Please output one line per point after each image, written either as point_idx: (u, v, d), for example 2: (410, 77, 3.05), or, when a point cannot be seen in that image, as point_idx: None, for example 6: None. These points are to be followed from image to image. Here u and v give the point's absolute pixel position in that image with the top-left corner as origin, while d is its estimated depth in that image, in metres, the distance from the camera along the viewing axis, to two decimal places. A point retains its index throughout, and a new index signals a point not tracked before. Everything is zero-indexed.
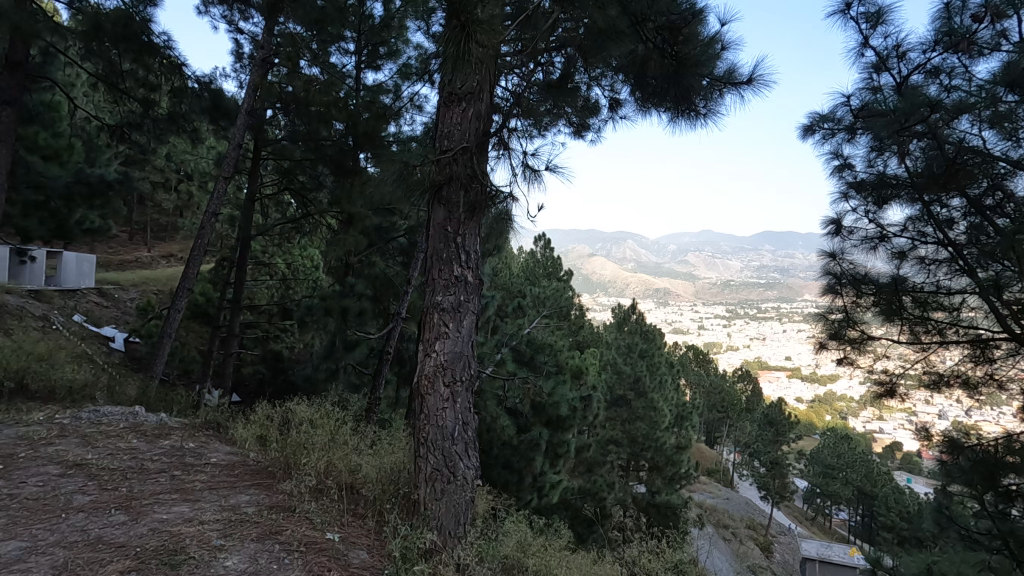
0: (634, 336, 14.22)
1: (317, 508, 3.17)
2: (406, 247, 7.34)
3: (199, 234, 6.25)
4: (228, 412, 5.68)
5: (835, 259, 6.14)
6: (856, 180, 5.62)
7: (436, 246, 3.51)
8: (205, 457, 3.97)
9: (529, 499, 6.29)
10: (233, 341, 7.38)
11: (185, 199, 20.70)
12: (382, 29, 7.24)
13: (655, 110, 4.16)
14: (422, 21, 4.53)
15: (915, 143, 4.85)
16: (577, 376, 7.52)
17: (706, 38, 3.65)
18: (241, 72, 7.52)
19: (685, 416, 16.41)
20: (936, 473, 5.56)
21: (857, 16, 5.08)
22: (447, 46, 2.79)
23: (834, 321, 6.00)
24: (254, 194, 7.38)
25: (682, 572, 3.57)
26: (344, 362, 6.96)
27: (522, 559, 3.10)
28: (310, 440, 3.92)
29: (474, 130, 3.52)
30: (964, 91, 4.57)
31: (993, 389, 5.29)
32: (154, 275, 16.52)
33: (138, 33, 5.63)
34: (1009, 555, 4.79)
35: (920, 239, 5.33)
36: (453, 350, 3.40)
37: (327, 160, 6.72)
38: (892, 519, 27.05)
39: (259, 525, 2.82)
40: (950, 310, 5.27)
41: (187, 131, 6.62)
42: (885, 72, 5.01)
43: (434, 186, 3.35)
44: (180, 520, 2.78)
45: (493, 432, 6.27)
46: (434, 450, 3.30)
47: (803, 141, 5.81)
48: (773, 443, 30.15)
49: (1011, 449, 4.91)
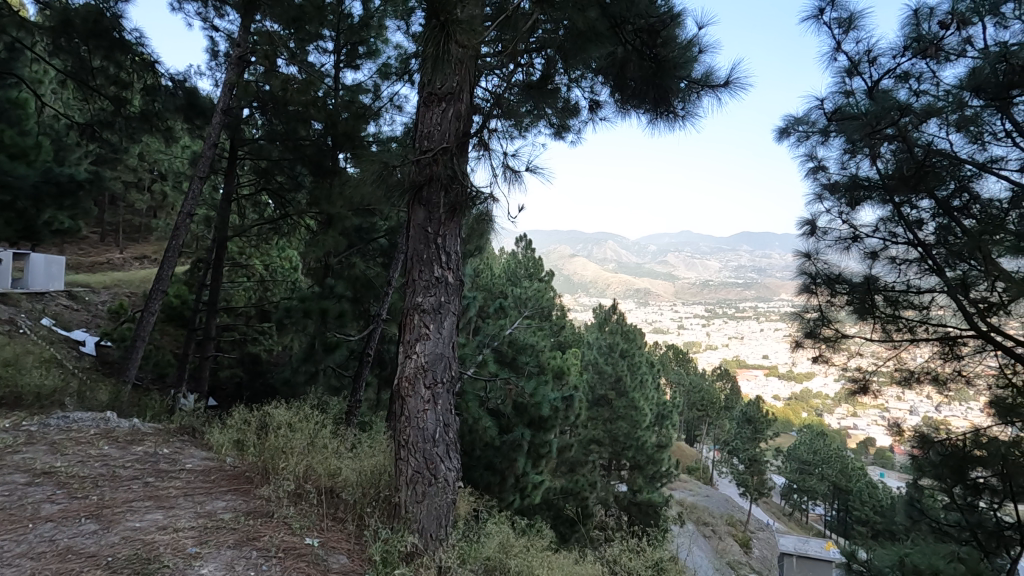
0: (615, 336, 14.37)
1: (295, 512, 3.12)
2: (386, 248, 7.29)
3: (174, 234, 6.10)
4: (204, 416, 5.57)
5: (810, 258, 6.25)
6: (830, 181, 5.77)
7: (416, 247, 3.49)
8: (179, 463, 3.89)
9: (511, 500, 6.29)
10: (209, 344, 7.23)
11: (159, 199, 20.26)
12: (361, 29, 7.19)
13: (634, 112, 4.21)
14: (403, 20, 4.49)
15: (886, 146, 4.97)
16: (559, 377, 7.54)
17: (684, 40, 3.70)
18: (217, 70, 7.38)
19: (666, 415, 16.55)
20: (908, 467, 5.70)
21: (830, 21, 5.19)
22: (427, 46, 2.77)
23: (809, 321, 6.10)
24: (230, 194, 7.25)
25: (661, 570, 3.56)
26: (324, 364, 6.93)
27: (505, 560, 3.09)
28: (288, 444, 3.86)
29: (453, 131, 3.50)
30: (933, 95, 4.72)
31: (961, 384, 5.45)
32: (127, 278, 16.13)
33: (109, 29, 5.50)
34: (976, 546, 5.05)
35: (892, 240, 5.45)
36: (433, 352, 3.38)
37: (305, 160, 6.61)
38: (867, 513, 27.62)
39: (236, 532, 2.77)
40: (920, 309, 5.41)
41: (161, 130, 6.48)
42: (857, 76, 5.12)
43: (414, 186, 3.36)
44: (153, 528, 2.71)
45: (475, 433, 6.24)
46: (415, 452, 3.28)
47: (779, 143, 5.93)
48: (751, 440, 30.67)
49: (978, 443, 5.03)
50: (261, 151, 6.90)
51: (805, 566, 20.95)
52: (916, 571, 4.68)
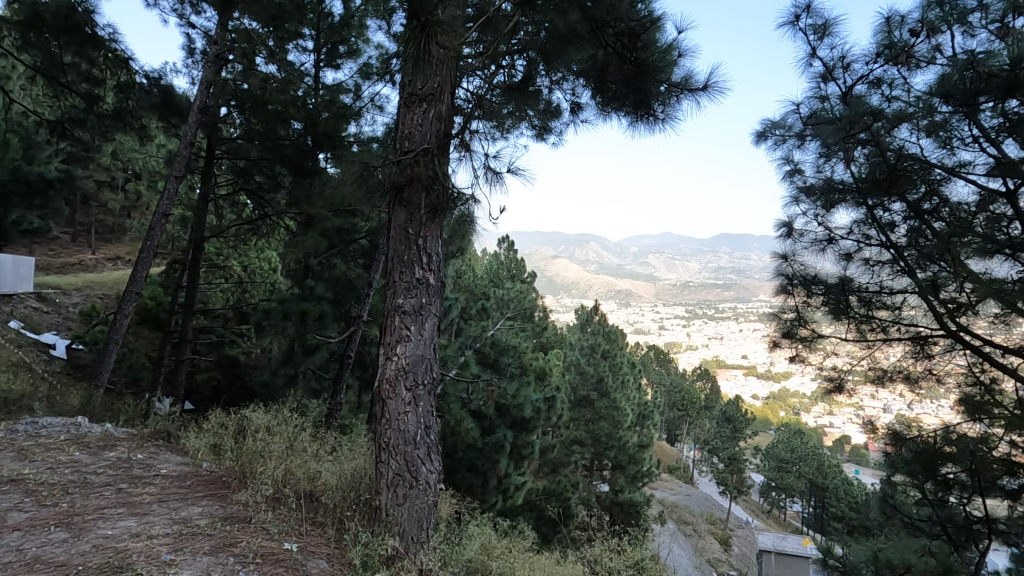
0: (597, 337, 14.44)
1: (273, 517, 3.08)
2: (367, 249, 7.22)
3: (148, 234, 5.97)
4: (180, 420, 5.46)
5: (787, 259, 6.37)
6: (806, 184, 5.90)
7: (397, 249, 3.47)
8: (154, 468, 3.80)
9: (494, 501, 6.29)
10: (185, 346, 7.08)
11: (133, 199, 19.82)
12: (341, 28, 7.12)
13: (615, 114, 4.25)
14: (384, 19, 4.48)
15: (859, 150, 5.08)
16: (541, 378, 7.55)
17: (664, 44, 3.75)
18: (194, 68, 7.25)
19: (647, 415, 16.67)
20: (882, 464, 5.83)
21: (805, 27, 5.29)
22: (407, 46, 2.75)
23: (786, 321, 6.21)
24: (207, 194, 7.13)
25: (642, 569, 3.58)
26: (303, 367, 6.82)
27: (487, 562, 3.09)
28: (266, 448, 3.81)
29: (434, 132, 3.49)
30: (904, 101, 4.83)
31: (932, 382, 5.61)
32: (100, 279, 15.75)
33: (81, 24, 5.37)
34: (946, 540, 5.20)
35: (865, 242, 5.58)
36: (415, 353, 3.36)
37: (284, 161, 6.52)
38: (842, 509, 28.14)
39: (212, 538, 2.72)
40: (892, 309, 5.53)
41: (135, 128, 6.34)
42: (831, 81, 5.23)
43: (395, 186, 3.34)
44: (126, 535, 2.65)
45: (457, 435, 6.22)
46: (396, 454, 3.26)
47: (757, 146, 6.04)
48: (731, 439, 31.10)
49: (948, 440, 5.14)
50: (239, 150, 6.80)
51: (782, 565, 21.17)
52: (890, 568, 4.76)
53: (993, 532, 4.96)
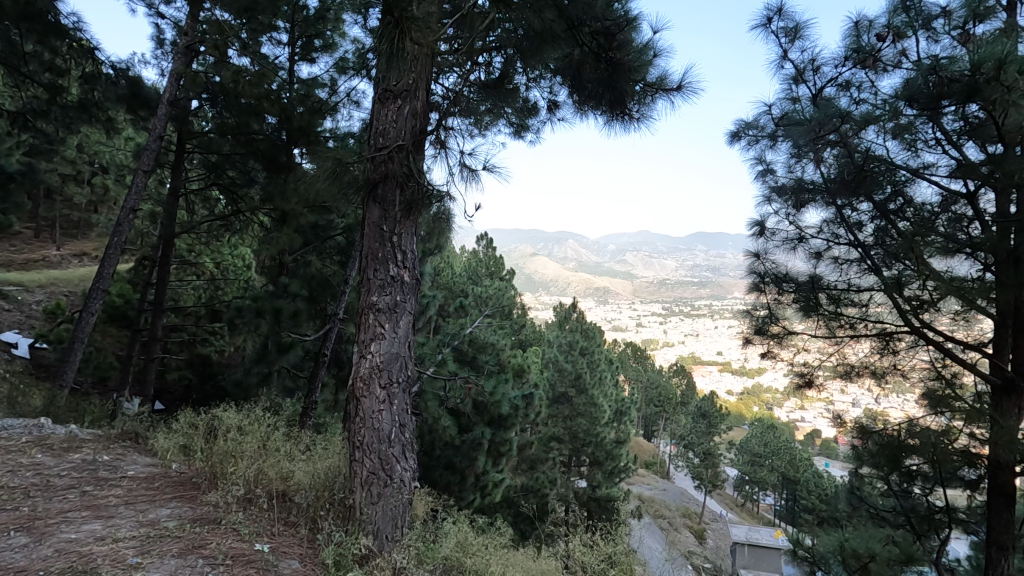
0: (575, 334, 14.63)
1: (244, 518, 3.04)
2: (343, 246, 7.14)
3: (115, 230, 5.78)
4: (148, 421, 5.33)
5: (760, 258, 6.52)
6: (777, 184, 6.07)
7: (371, 246, 3.44)
8: (121, 470, 3.71)
9: (471, 499, 6.34)
10: (154, 345, 6.89)
11: (100, 193, 19.15)
12: (317, 22, 7.02)
13: (592, 113, 4.30)
14: (359, 15, 4.43)
15: (829, 151, 5.23)
16: (519, 375, 7.57)
17: (639, 44, 3.81)
18: (163, 59, 7.07)
19: (624, 411, 16.88)
20: (850, 457, 5.91)
21: (777, 30, 5.40)
22: (380, 42, 2.69)
23: (758, 318, 6.36)
24: (178, 189, 6.94)
25: (614, 563, 3.63)
26: (277, 366, 6.68)
27: (462, 559, 3.11)
28: (238, 448, 3.74)
29: (410, 129, 3.48)
30: (871, 103, 4.91)
31: (899, 377, 5.78)
32: (65, 276, 15.23)
33: (42, 12, 5.21)
34: (910, 529, 5.39)
35: (834, 240, 5.73)
36: (389, 351, 3.34)
37: (258, 156, 6.39)
38: (813, 501, 28.82)
39: (180, 541, 2.66)
40: (860, 306, 5.63)
41: (100, 120, 6.15)
42: (802, 83, 5.41)
43: (369, 183, 3.31)
44: (91, 539, 2.59)
45: (435, 433, 6.19)
46: (370, 453, 3.23)
47: (731, 147, 6.15)
48: (706, 434, 31.74)
49: (912, 432, 5.12)
50: (211, 144, 6.62)
51: (754, 556, 21.65)
52: (855, 558, 4.87)
53: (955, 521, 5.28)
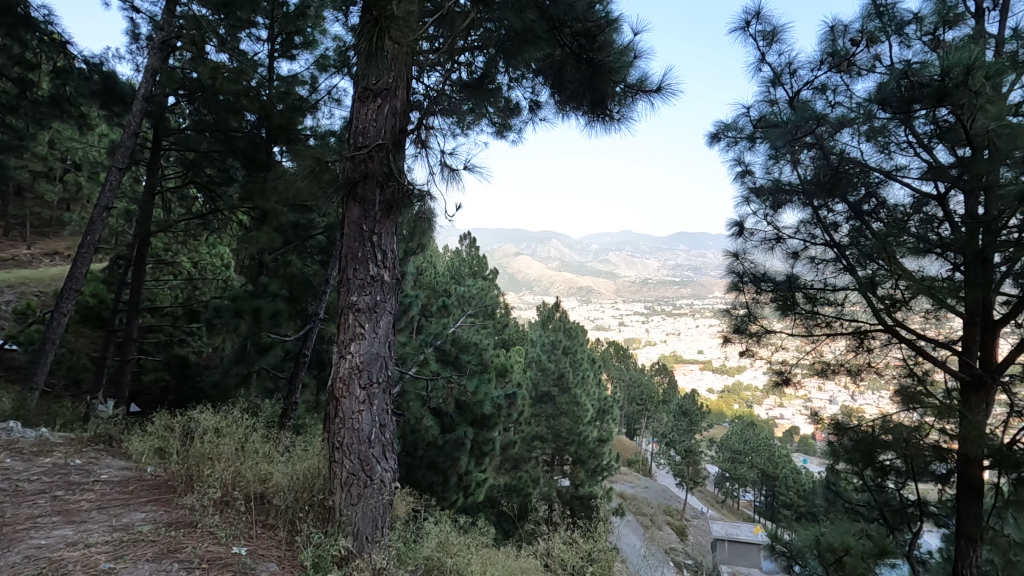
0: (558, 334, 14.70)
1: (221, 521, 2.99)
2: (324, 246, 7.08)
3: (89, 228, 5.65)
4: (123, 423, 5.21)
5: (738, 258, 6.62)
6: (756, 185, 6.18)
7: (350, 245, 3.41)
8: (93, 474, 3.64)
9: (454, 499, 6.34)
10: (130, 346, 6.75)
11: (72, 190, 18.67)
12: (297, 18, 6.93)
13: (573, 114, 4.32)
14: (339, 12, 4.39)
15: (806, 153, 5.33)
16: (502, 375, 7.56)
17: (619, 46, 3.85)
18: (139, 55, 6.93)
19: (606, 409, 16.99)
20: (826, 453, 6.00)
21: (755, 33, 5.48)
22: (359, 40, 2.66)
23: (737, 317, 6.47)
24: (154, 187, 6.80)
25: (593, 561, 3.66)
26: (257, 366, 6.59)
27: (443, 559, 3.12)
28: (215, 450, 3.69)
29: (390, 128, 3.45)
30: (846, 106, 5.05)
31: (873, 375, 5.90)
32: (34, 276, 14.79)
33: (11, 4, 5.07)
34: (883, 523, 5.52)
35: (811, 241, 5.84)
36: (369, 352, 3.32)
37: (237, 153, 6.30)
38: (791, 497, 29.31)
39: (155, 544, 2.62)
40: (835, 305, 5.76)
41: (73, 116, 6.01)
42: (780, 86, 5.52)
43: (349, 182, 3.29)
44: (62, 544, 2.53)
45: (417, 433, 6.18)
46: (350, 454, 3.21)
47: (710, 147, 6.23)
48: (687, 432, 32.05)
49: (885, 428, 5.24)
50: (188, 142, 6.49)
51: (734, 552, 21.98)
52: (830, 551, 4.98)
53: (926, 514, 5.41)
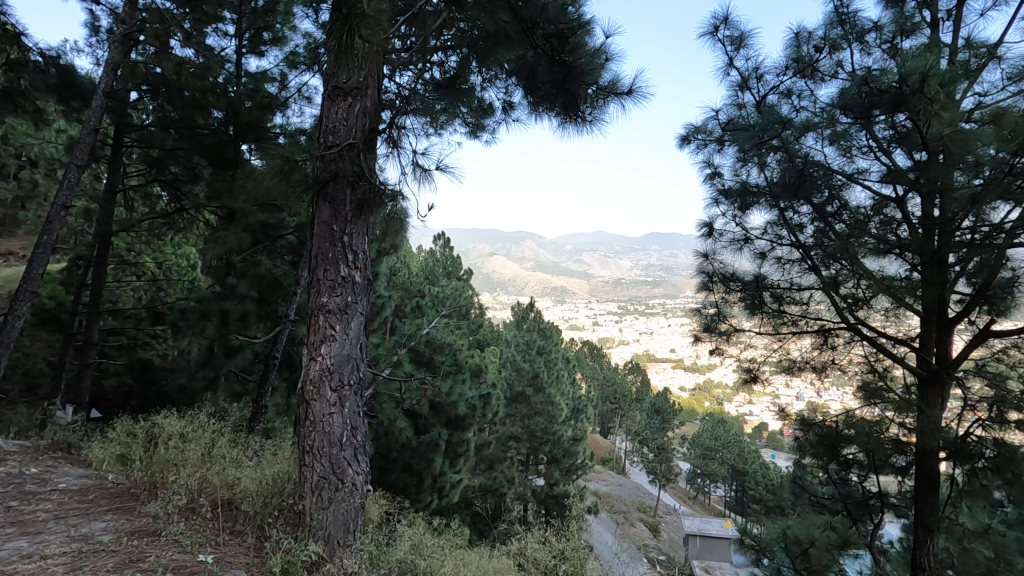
0: (532, 334, 14.74)
1: (186, 528, 2.92)
2: (295, 246, 6.95)
3: (45, 227, 5.43)
4: (83, 429, 5.03)
5: (708, 258, 6.76)
6: (724, 187, 6.32)
7: (321, 246, 3.35)
8: (50, 483, 3.50)
9: (428, 501, 6.31)
10: (90, 349, 6.52)
11: (27, 188, 17.92)
12: (265, 14, 6.79)
13: (546, 115, 4.35)
14: (310, 9, 4.33)
15: (772, 156, 5.45)
16: (476, 375, 7.55)
17: (591, 48, 3.87)
18: (99, 48, 6.69)
19: (581, 409, 17.12)
20: (793, 448, 6.17)
21: (723, 38, 5.60)
22: (328, 38, 2.62)
23: (707, 316, 6.63)
24: (115, 185, 6.58)
25: (566, 559, 3.66)
26: (225, 369, 6.45)
27: (416, 561, 3.11)
28: (180, 456, 3.59)
29: (360, 127, 3.41)
30: (810, 111, 5.16)
31: (838, 371, 6.07)
32: None
33: None
34: (846, 515, 5.70)
35: (778, 242, 5.97)
36: (340, 353, 3.28)
37: (203, 151, 6.14)
38: (761, 492, 29.98)
39: (116, 554, 2.54)
40: (801, 304, 5.93)
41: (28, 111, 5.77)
42: (747, 90, 5.65)
43: (319, 182, 3.23)
44: (16, 557, 2.43)
45: (391, 435, 6.12)
46: (320, 457, 3.16)
47: (680, 150, 6.34)
48: (659, 430, 32.51)
49: (848, 423, 5.41)
50: (152, 139, 6.29)
51: (705, 546, 22.40)
52: (796, 543, 5.14)
53: (886, 505, 5.59)
